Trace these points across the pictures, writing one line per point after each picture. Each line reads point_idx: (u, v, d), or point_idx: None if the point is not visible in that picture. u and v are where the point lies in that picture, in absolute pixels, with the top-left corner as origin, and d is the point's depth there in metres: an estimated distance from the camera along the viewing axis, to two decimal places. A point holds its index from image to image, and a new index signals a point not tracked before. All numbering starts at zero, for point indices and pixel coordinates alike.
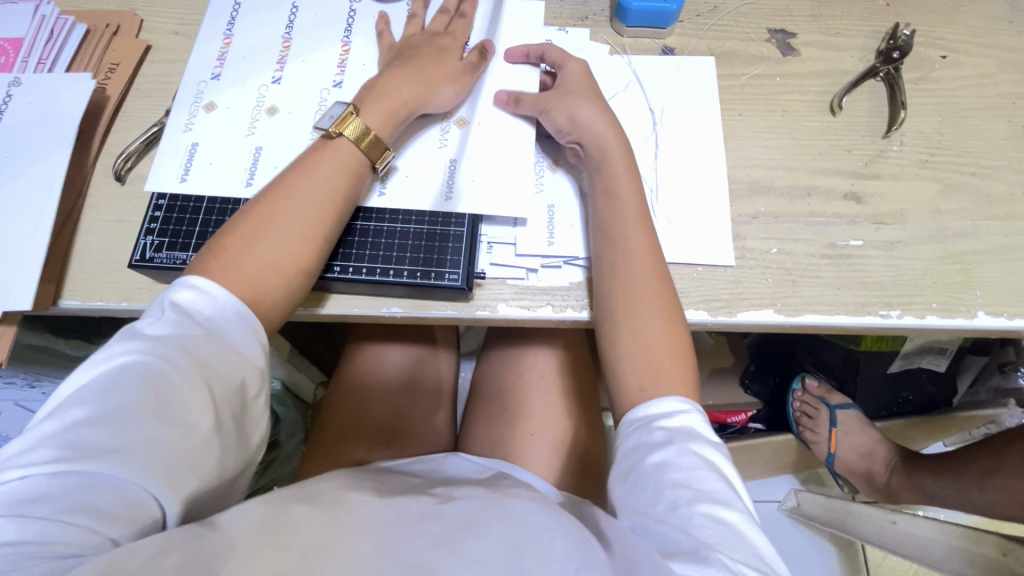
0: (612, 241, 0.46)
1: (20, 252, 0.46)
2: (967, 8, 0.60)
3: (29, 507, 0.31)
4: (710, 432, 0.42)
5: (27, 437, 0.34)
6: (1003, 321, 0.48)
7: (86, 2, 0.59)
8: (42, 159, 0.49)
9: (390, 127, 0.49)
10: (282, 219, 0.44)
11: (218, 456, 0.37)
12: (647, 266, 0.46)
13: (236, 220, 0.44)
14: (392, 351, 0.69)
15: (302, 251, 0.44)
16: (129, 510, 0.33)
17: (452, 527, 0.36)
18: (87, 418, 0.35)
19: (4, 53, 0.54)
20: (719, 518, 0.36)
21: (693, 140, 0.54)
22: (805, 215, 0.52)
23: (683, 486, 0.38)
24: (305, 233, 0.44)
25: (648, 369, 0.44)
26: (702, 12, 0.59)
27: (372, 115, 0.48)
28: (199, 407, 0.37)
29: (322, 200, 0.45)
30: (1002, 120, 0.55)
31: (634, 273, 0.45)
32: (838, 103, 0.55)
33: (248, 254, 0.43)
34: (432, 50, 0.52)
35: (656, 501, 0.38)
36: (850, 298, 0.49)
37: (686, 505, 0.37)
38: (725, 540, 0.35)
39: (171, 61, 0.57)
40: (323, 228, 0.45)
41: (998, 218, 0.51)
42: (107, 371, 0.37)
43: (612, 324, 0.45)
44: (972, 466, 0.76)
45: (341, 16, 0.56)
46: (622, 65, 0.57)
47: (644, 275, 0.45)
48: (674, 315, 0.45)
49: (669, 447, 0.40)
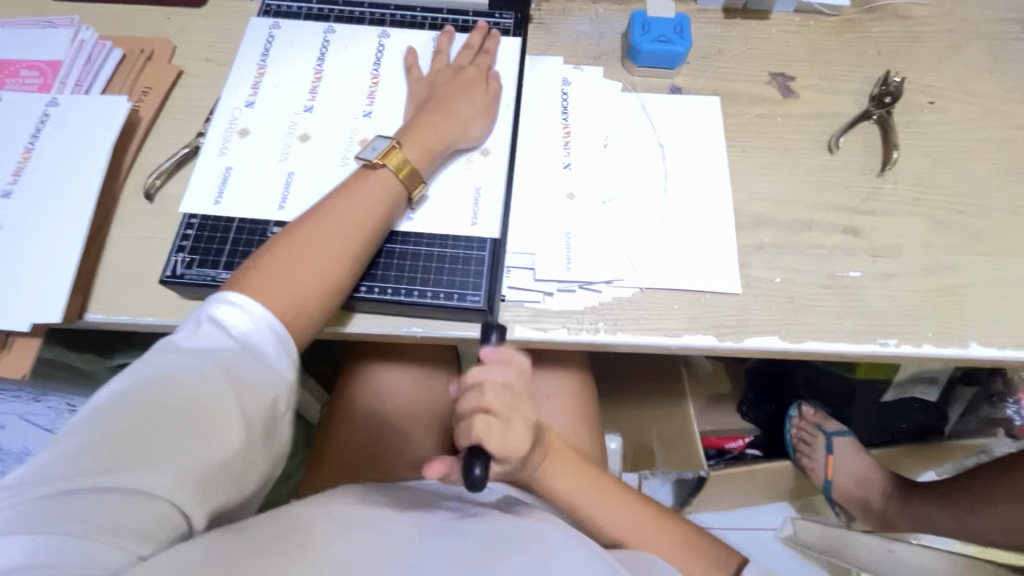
0: (580, 504, 0.52)
1: (53, 267, 0.48)
2: (951, 58, 0.64)
3: (61, 524, 0.32)
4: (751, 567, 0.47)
5: (62, 447, 0.35)
6: (994, 351, 0.51)
7: (122, 28, 0.62)
8: (76, 176, 0.51)
9: (426, 162, 0.52)
10: (325, 239, 0.46)
11: (244, 473, 0.38)
12: (619, 509, 0.52)
13: (279, 238, 0.46)
14: (396, 373, 0.69)
15: (339, 272, 0.46)
16: (155, 527, 0.34)
17: (476, 553, 0.37)
18: (122, 429, 0.36)
19: (42, 75, 0.56)
20: None
21: (701, 174, 0.57)
22: (807, 246, 0.54)
23: None
24: (346, 252, 0.46)
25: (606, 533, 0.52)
26: (707, 56, 0.63)
27: (411, 146, 0.51)
28: (232, 421, 0.38)
29: (363, 221, 0.47)
30: (988, 163, 0.59)
31: (617, 524, 0.52)
32: (835, 142, 0.58)
33: (290, 270, 0.44)
34: (458, 89, 0.55)
35: None
36: (849, 325, 0.51)
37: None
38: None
39: (202, 87, 0.59)
40: (359, 250, 0.47)
41: (986, 254, 0.54)
42: (141, 384, 0.38)
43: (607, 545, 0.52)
44: (967, 493, 0.80)
45: (369, 48, 0.59)
46: (633, 102, 0.60)
47: (620, 520, 0.52)
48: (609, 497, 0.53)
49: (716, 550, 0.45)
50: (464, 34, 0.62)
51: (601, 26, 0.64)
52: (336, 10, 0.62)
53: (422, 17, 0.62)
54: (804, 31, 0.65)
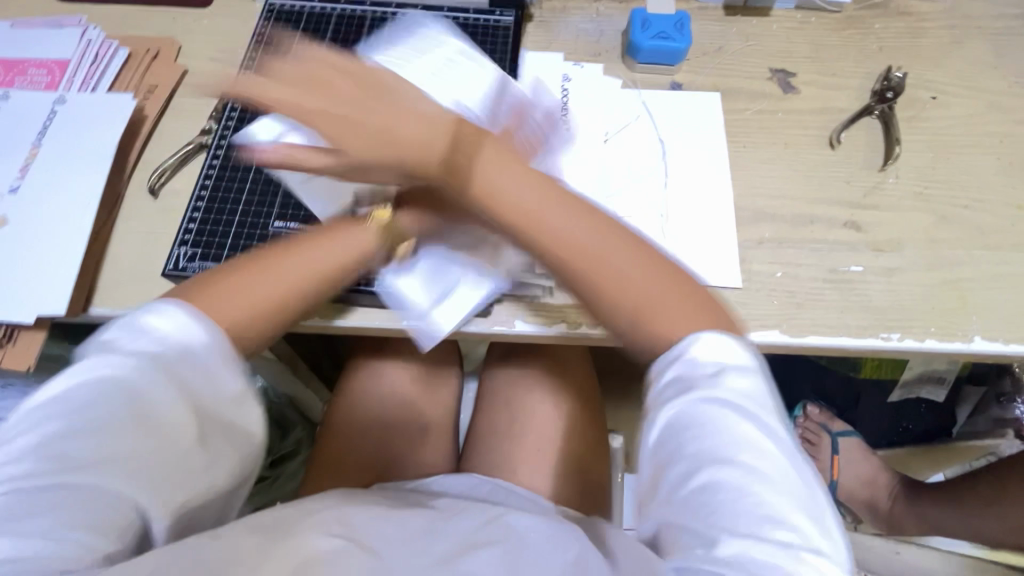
0: (524, 205, 0.45)
1: (57, 261, 0.49)
2: (954, 54, 0.64)
3: (18, 523, 0.32)
4: (740, 342, 0.41)
5: (7, 450, 0.34)
6: (999, 345, 0.50)
7: (129, 28, 0.63)
8: (81, 173, 0.52)
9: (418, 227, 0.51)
10: (285, 265, 0.45)
11: (208, 467, 0.38)
12: (646, 266, 0.44)
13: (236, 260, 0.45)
14: (396, 369, 0.69)
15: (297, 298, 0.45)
16: (117, 523, 0.33)
17: (455, 543, 0.38)
18: (69, 431, 0.35)
19: (50, 74, 0.57)
20: (728, 481, 0.37)
21: (701, 169, 0.57)
22: (808, 241, 0.54)
23: (694, 473, 0.38)
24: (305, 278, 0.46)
25: (659, 309, 0.42)
26: (708, 52, 0.63)
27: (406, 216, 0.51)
28: (184, 424, 0.37)
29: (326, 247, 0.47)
30: (991, 158, 0.58)
31: (636, 281, 0.43)
32: (836, 138, 0.58)
33: (246, 293, 0.43)
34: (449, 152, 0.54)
35: (680, 499, 0.38)
36: (852, 320, 0.51)
37: (693, 478, 0.37)
38: (739, 518, 0.35)
39: (206, 85, 0.60)
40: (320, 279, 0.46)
41: (990, 248, 0.54)
42: (86, 387, 0.36)
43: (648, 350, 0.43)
44: (972, 493, 0.80)
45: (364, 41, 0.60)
46: (633, 98, 0.60)
47: (650, 288, 0.43)
48: (658, 277, 0.44)
49: (676, 392, 0.40)
50: (453, 23, 0.62)
51: (602, 23, 0.64)
52: (337, 9, 0.63)
53: (422, 15, 0.63)
54: (805, 27, 0.65)
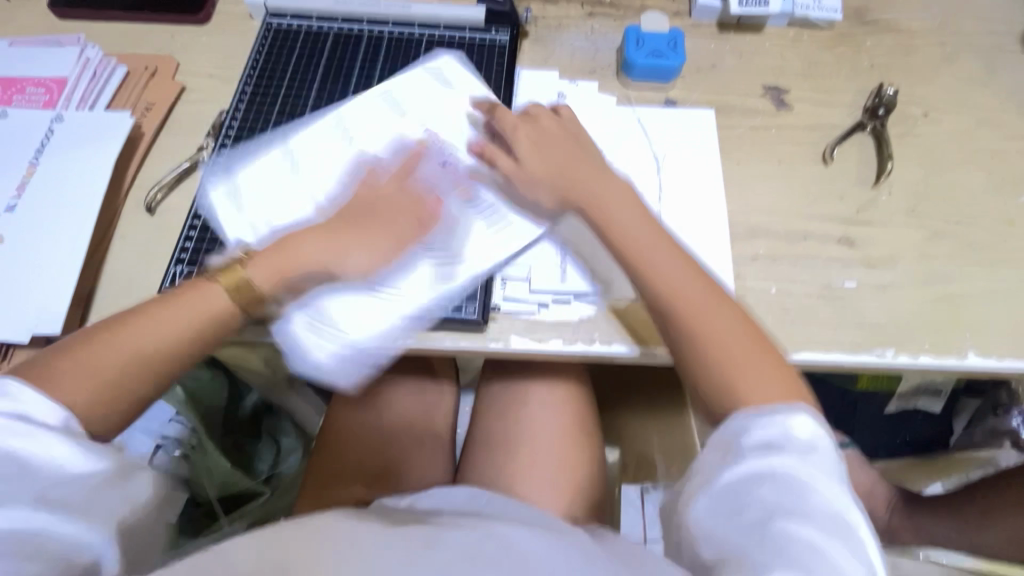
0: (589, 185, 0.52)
1: (54, 279, 0.49)
2: (945, 70, 0.65)
3: None
4: (820, 420, 0.42)
5: None
6: (992, 361, 0.50)
7: (127, 45, 0.63)
8: (78, 190, 0.52)
9: (280, 284, 0.47)
10: (132, 335, 0.43)
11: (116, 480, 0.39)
12: (699, 286, 0.47)
13: (84, 334, 0.44)
14: (392, 384, 0.69)
15: (151, 359, 0.44)
16: (41, 541, 0.34)
17: (457, 555, 0.38)
18: None
19: (48, 92, 0.58)
20: (797, 532, 0.37)
21: (695, 185, 0.57)
22: (802, 257, 0.54)
23: (761, 506, 0.39)
24: (157, 347, 0.44)
25: (744, 366, 0.44)
26: (701, 69, 0.64)
27: (266, 274, 0.47)
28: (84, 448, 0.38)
29: (178, 324, 0.44)
30: (982, 173, 0.59)
31: (711, 317, 0.46)
32: (829, 154, 0.59)
33: (82, 367, 0.42)
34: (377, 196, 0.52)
35: (736, 525, 0.39)
36: (846, 336, 0.51)
37: (763, 520, 0.38)
38: (803, 560, 0.36)
39: (204, 102, 0.60)
40: (174, 349, 0.44)
41: (982, 264, 0.54)
42: None
43: (723, 403, 0.44)
44: (970, 505, 0.80)
45: (361, 62, 0.62)
46: (628, 115, 0.61)
47: (721, 335, 0.45)
48: (736, 325, 0.46)
49: (761, 444, 0.40)
50: (448, 42, 0.64)
51: (597, 40, 0.65)
52: (335, 27, 0.64)
53: (419, 33, 0.64)
54: (798, 44, 0.66)
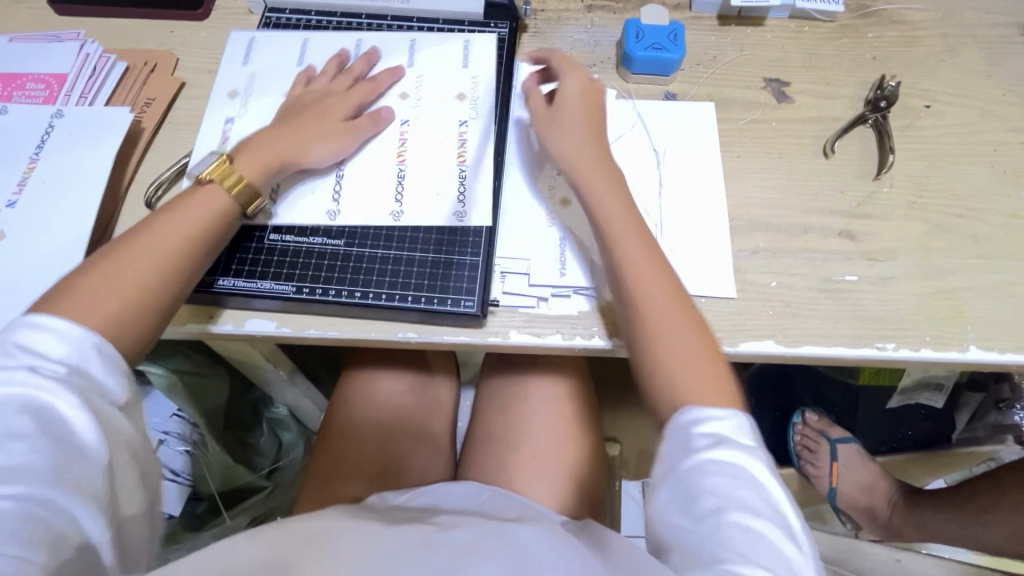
0: (589, 164, 0.51)
1: (55, 275, 0.49)
2: (948, 62, 0.64)
3: None
4: (755, 426, 0.42)
5: None
6: (994, 355, 0.50)
7: (126, 41, 0.63)
8: (78, 186, 0.52)
9: (264, 175, 0.50)
10: (141, 250, 0.43)
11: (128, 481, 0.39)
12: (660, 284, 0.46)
13: (91, 261, 0.43)
14: (393, 379, 0.70)
15: (161, 278, 0.43)
16: (57, 535, 0.34)
17: (457, 552, 0.38)
18: None
19: (48, 88, 0.58)
20: (751, 527, 0.37)
21: (695, 179, 0.57)
22: (802, 251, 0.54)
23: (715, 498, 0.38)
24: (167, 263, 0.44)
25: (686, 370, 0.43)
26: (702, 62, 0.64)
27: (247, 164, 0.49)
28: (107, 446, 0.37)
29: (182, 239, 0.45)
30: (985, 166, 0.58)
31: (661, 314, 0.45)
32: (830, 147, 0.58)
33: (97, 287, 0.41)
34: (325, 95, 0.56)
35: (687, 513, 0.39)
36: (846, 330, 0.51)
37: (716, 517, 0.38)
38: (755, 553, 0.36)
39: (203, 97, 0.60)
40: (184, 264, 0.45)
41: (985, 257, 0.54)
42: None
43: (660, 401, 0.44)
44: (972, 501, 0.79)
45: (349, 46, 0.61)
46: (628, 108, 0.61)
47: (673, 334, 0.44)
48: (693, 324, 0.45)
49: (706, 442, 0.40)
50: (436, 31, 0.63)
51: (597, 33, 0.65)
52: (333, 22, 0.64)
53: (418, 27, 0.64)
54: (799, 37, 0.65)
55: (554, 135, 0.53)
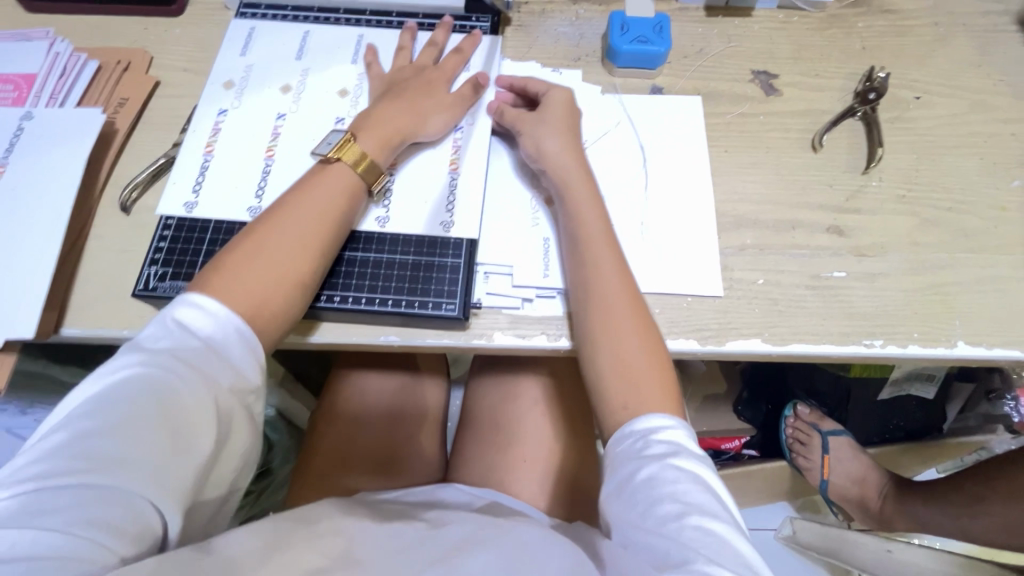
0: (568, 176, 0.51)
1: (25, 281, 0.48)
2: (938, 52, 0.63)
3: (40, 519, 0.31)
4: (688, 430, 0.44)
5: (34, 449, 0.35)
6: (983, 350, 0.50)
7: (98, 39, 0.62)
8: (49, 189, 0.51)
9: (384, 153, 0.51)
10: (280, 233, 0.45)
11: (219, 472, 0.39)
12: (626, 300, 0.47)
13: (240, 237, 0.45)
14: (379, 379, 0.69)
15: (298, 262, 0.45)
16: (135, 526, 0.33)
17: (448, 550, 0.38)
18: (106, 426, 0.35)
19: (17, 89, 0.56)
20: (707, 528, 0.38)
21: (682, 175, 0.56)
22: (790, 247, 0.53)
23: (670, 501, 0.40)
24: (304, 247, 0.45)
25: (631, 383, 0.45)
26: (689, 55, 0.62)
27: (368, 140, 0.51)
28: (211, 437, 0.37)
29: (319, 221, 0.46)
30: (975, 158, 0.58)
31: (619, 326, 0.46)
32: (819, 141, 0.58)
33: (249, 264, 0.43)
34: (420, 71, 0.57)
35: (646, 515, 0.40)
36: (834, 327, 0.50)
37: (676, 520, 0.39)
38: (716, 551, 0.37)
39: (178, 97, 0.59)
40: (319, 245, 0.46)
41: (974, 251, 0.53)
42: (117, 380, 0.37)
43: (608, 411, 0.45)
44: (962, 492, 0.79)
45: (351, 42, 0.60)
46: (613, 103, 0.59)
47: (627, 347, 0.45)
48: (649, 335, 0.46)
49: (660, 449, 0.42)
50: (429, 32, 0.62)
51: (582, 26, 0.63)
52: (310, 14, 0.62)
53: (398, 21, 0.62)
54: (787, 27, 0.64)
55: (533, 142, 0.53)
